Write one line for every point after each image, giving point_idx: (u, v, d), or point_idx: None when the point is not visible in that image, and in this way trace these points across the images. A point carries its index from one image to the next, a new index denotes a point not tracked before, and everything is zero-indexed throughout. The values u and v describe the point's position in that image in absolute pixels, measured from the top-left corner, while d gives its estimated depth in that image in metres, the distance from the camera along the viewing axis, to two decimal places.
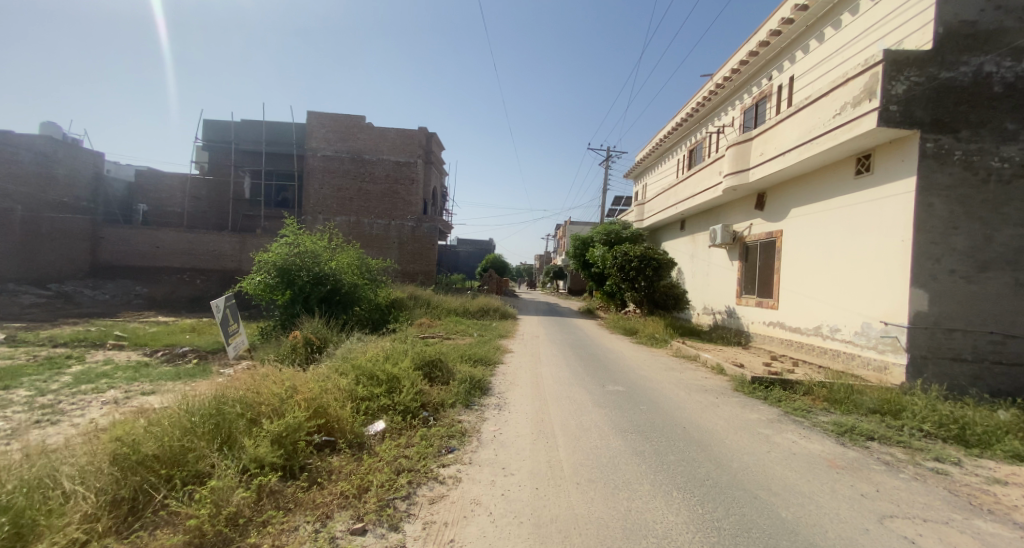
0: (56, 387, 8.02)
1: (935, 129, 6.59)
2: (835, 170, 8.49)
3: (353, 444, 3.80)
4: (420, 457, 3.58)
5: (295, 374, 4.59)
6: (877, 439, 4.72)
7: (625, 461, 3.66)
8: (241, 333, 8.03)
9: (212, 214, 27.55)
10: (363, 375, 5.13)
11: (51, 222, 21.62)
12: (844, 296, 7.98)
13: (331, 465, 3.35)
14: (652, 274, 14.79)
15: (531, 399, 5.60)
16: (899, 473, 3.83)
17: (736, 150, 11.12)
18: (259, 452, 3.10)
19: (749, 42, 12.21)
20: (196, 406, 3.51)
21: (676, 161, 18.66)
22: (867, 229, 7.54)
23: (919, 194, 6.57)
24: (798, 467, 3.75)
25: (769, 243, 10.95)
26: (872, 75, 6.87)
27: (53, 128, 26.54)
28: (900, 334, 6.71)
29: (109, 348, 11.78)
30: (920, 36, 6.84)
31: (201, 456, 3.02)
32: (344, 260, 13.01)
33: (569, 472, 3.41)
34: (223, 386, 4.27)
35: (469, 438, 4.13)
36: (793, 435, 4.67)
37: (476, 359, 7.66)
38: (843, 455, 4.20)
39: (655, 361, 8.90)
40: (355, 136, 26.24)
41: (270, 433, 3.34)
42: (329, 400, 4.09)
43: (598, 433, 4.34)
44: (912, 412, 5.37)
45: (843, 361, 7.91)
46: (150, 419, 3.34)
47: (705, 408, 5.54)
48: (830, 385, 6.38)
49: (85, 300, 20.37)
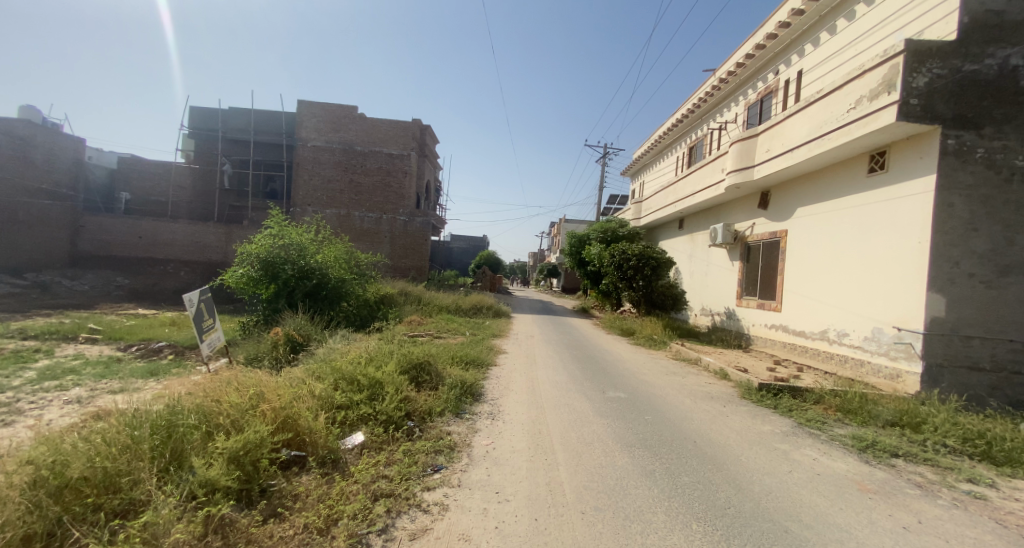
0: (17, 383, 7.43)
1: (957, 125, 6.24)
2: (846, 167, 8.14)
3: (326, 461, 3.33)
4: (401, 479, 3.12)
5: (263, 379, 4.07)
6: (902, 456, 4.36)
7: (634, 484, 3.25)
8: (217, 329, 7.50)
9: (197, 204, 26.70)
10: (343, 379, 4.63)
11: (28, 208, 20.77)
12: (854, 299, 7.64)
13: (299, 488, 2.89)
14: (650, 273, 14.39)
15: (527, 407, 5.16)
16: (936, 499, 3.46)
17: (740, 146, 10.73)
18: (210, 474, 2.61)
19: (755, 36, 11.82)
20: (140, 417, 2.99)
21: (674, 159, 18.28)
22: (880, 230, 7.19)
23: (939, 193, 6.22)
24: (827, 492, 3.37)
25: (773, 243, 10.60)
26: (891, 67, 6.50)
27: (31, 111, 25.48)
28: (914, 341, 6.36)
29: (81, 341, 11.13)
30: (942, 26, 6.48)
31: (138, 482, 2.53)
32: (331, 253, 12.46)
33: (572, 499, 2.99)
34: (180, 392, 3.73)
35: (459, 454, 3.67)
36: (813, 451, 4.30)
37: (468, 361, 7.15)
38: (870, 475, 3.83)
39: (656, 365, 8.47)
40: (347, 127, 25.60)
41: (226, 451, 2.84)
42: (301, 408, 3.63)
43: (602, 449, 3.92)
44: (933, 424, 5.02)
45: (852, 368, 7.56)
46: (82, 433, 2.80)
47: (714, 419, 5.14)
48: (842, 393, 6.02)
49: (62, 291, 19.62)
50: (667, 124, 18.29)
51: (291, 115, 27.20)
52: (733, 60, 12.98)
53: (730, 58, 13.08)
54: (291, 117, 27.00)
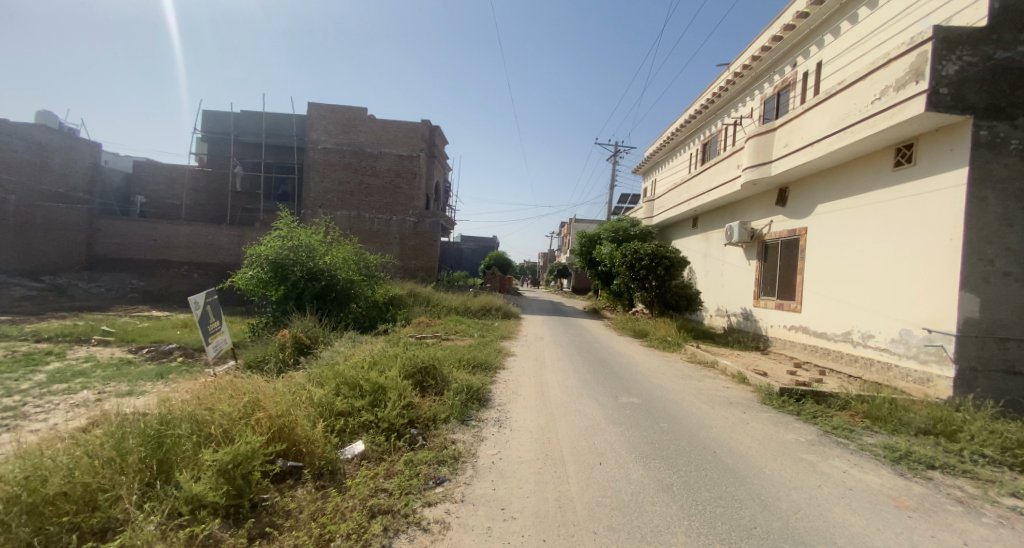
0: (26, 386, 7.44)
1: (989, 115, 5.88)
2: (870, 161, 7.78)
3: (324, 473, 3.16)
4: (401, 493, 2.94)
5: (260, 385, 3.92)
6: (938, 468, 4.04)
7: (650, 500, 3.02)
8: (223, 332, 7.42)
9: (210, 207, 26.99)
10: (345, 385, 4.47)
11: (46, 212, 21.18)
12: (880, 299, 7.27)
13: (292, 503, 2.72)
14: (663, 273, 14.07)
15: (536, 413, 4.96)
16: (981, 517, 3.16)
17: (757, 141, 10.38)
18: (196, 489, 2.45)
19: (771, 28, 11.46)
20: (127, 427, 2.86)
21: (688, 156, 17.90)
22: (907, 226, 6.82)
23: (972, 187, 5.86)
24: (859, 509, 3.11)
25: (792, 241, 10.22)
26: (919, 55, 6.16)
27: (49, 117, 26.00)
28: (946, 344, 5.99)
29: (93, 344, 11.20)
30: (972, 12, 6.14)
31: (119, 498, 2.39)
32: (340, 255, 12.39)
33: (583, 517, 2.77)
34: (174, 399, 3.59)
35: (463, 466, 3.47)
36: (842, 463, 4.02)
37: (476, 365, 6.95)
38: (906, 490, 3.54)
39: (670, 369, 8.19)
40: (357, 129, 25.65)
41: (215, 463, 2.68)
42: (298, 416, 3.48)
43: (614, 460, 3.70)
44: (970, 433, 4.69)
45: (878, 372, 7.20)
46: (65, 445, 2.67)
47: (734, 426, 4.87)
48: (870, 399, 5.71)
49: (79, 293, 19.94)
50: (680, 121, 17.93)
51: (302, 117, 27.33)
52: (747, 53, 12.62)
53: (745, 52, 12.73)
54: (302, 119, 27.13)
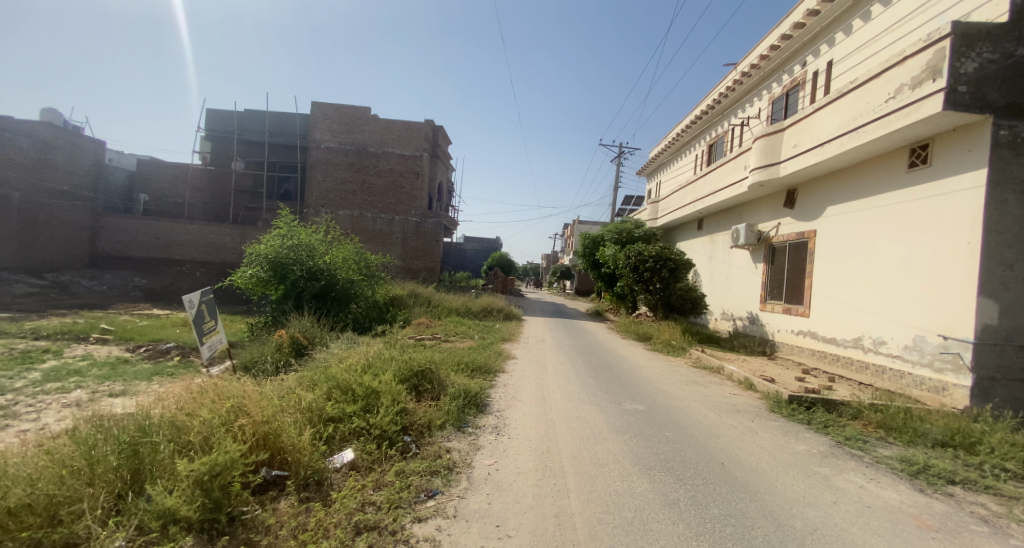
0: (19, 384, 7.32)
1: (1010, 114, 5.65)
2: (883, 162, 7.56)
3: (309, 483, 3.01)
4: (389, 508, 2.76)
5: (246, 389, 3.74)
6: (959, 484, 3.81)
7: (655, 517, 2.83)
8: (218, 332, 7.28)
9: (213, 205, 26.65)
10: (337, 389, 4.31)
11: (49, 210, 21.17)
12: (893, 305, 7.03)
13: (273, 517, 2.54)
14: (668, 276, 13.83)
15: (535, 420, 4.79)
16: (1007, 538, 2.95)
17: (765, 142, 10.16)
18: (168, 503, 2.28)
19: (780, 26, 11.23)
20: (98, 433, 2.69)
21: (693, 157, 17.67)
22: (923, 228, 6.58)
23: (990, 189, 5.64)
24: (879, 529, 2.90)
25: (800, 244, 9.99)
26: (935, 52, 5.94)
27: (54, 115, 26.08)
28: (962, 352, 5.76)
29: (90, 342, 11.09)
30: (991, 9, 5.94)
31: (84, 513, 2.23)
32: (340, 254, 12.23)
33: (583, 535, 2.58)
34: (153, 404, 3.42)
35: (457, 477, 3.30)
36: (858, 477, 3.81)
37: (475, 369, 6.80)
38: (927, 508, 3.32)
39: (675, 373, 7.97)
40: (360, 128, 25.58)
41: (191, 474, 2.48)
42: (283, 422, 3.31)
43: (617, 472, 3.52)
44: (990, 445, 4.45)
45: (890, 380, 6.95)
46: (30, 454, 2.51)
47: (743, 436, 4.66)
48: (883, 408, 5.48)
49: (81, 290, 19.88)
50: (685, 122, 17.72)
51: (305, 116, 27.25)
52: (756, 52, 12.41)
53: (753, 51, 12.54)
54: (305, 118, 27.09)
